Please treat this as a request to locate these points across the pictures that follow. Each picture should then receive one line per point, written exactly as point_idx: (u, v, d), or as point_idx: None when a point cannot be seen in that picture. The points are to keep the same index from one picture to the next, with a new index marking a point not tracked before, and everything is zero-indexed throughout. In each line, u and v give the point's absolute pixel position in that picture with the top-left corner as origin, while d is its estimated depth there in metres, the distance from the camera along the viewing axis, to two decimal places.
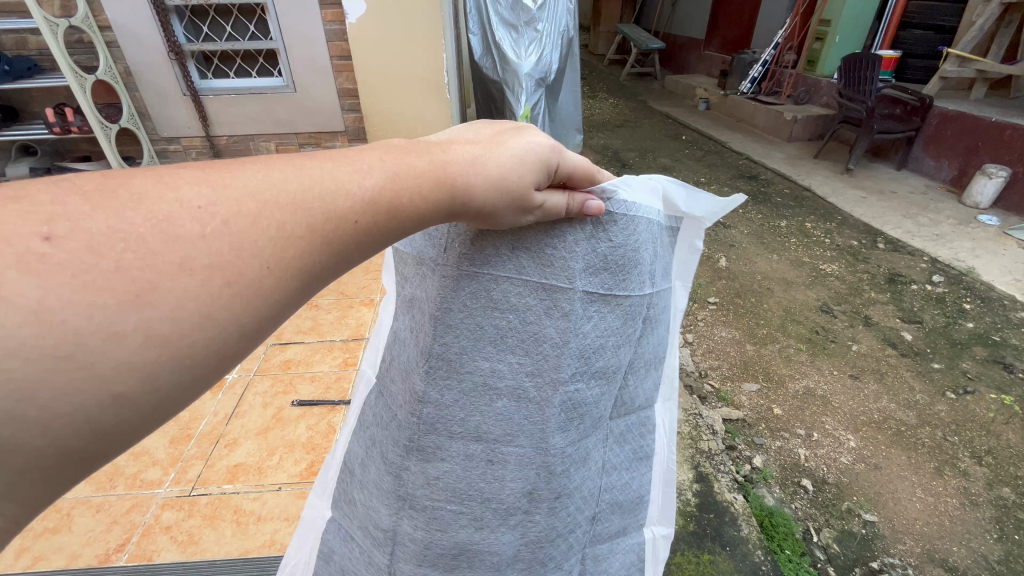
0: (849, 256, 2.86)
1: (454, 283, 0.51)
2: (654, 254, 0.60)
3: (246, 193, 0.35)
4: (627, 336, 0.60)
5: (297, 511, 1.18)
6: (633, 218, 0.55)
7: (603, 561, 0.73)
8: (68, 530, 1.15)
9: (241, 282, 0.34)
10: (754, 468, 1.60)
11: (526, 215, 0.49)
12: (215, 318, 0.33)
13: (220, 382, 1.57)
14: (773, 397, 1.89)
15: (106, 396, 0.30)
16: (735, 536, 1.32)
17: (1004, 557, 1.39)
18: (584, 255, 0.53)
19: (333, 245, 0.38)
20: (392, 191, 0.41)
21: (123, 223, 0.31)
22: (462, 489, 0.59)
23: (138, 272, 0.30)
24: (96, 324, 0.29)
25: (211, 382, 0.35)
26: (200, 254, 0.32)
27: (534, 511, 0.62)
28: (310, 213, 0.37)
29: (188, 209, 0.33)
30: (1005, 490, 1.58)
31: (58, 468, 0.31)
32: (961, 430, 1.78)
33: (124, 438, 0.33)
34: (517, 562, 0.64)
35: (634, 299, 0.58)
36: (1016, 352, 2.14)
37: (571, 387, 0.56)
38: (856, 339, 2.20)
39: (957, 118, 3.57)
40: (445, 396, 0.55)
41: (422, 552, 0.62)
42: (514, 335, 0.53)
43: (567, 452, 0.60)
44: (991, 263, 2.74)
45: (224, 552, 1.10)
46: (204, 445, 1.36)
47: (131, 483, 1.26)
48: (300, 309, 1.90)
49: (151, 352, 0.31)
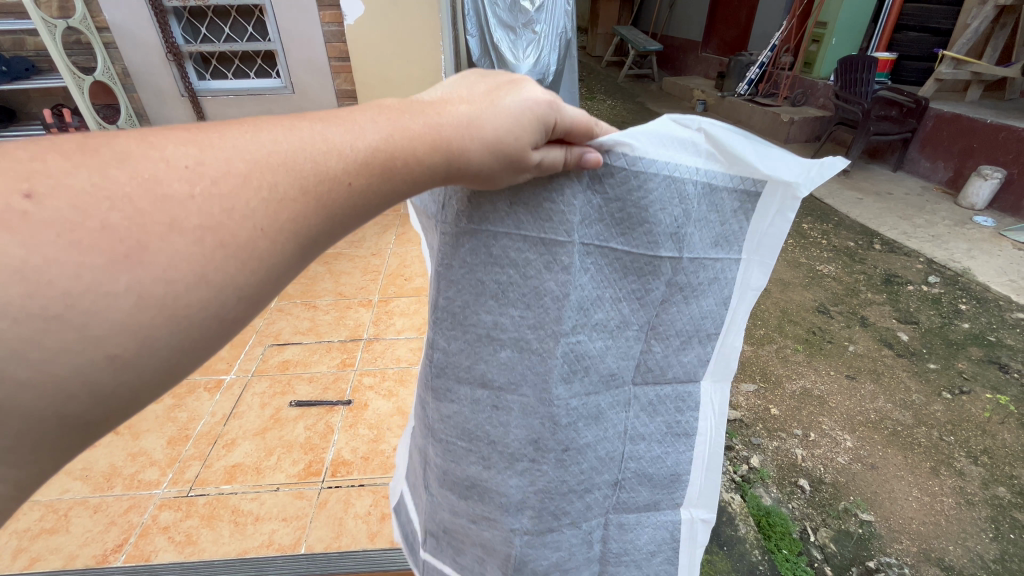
0: (846, 257, 2.88)
1: (454, 239, 0.53)
2: (684, 215, 0.51)
3: (234, 154, 0.34)
4: (636, 294, 0.54)
5: (295, 512, 1.18)
6: (643, 172, 0.48)
7: (630, 531, 0.68)
8: (66, 530, 1.15)
9: (234, 243, 0.33)
10: (751, 468, 1.60)
11: (522, 173, 0.46)
12: (210, 279, 0.33)
13: (219, 382, 1.57)
14: (770, 397, 1.90)
15: (102, 357, 0.31)
16: (733, 536, 1.38)
17: (999, 556, 1.40)
18: (581, 208, 0.49)
19: (328, 207, 0.38)
20: (386, 153, 0.40)
21: (107, 181, 0.31)
22: (470, 429, 0.61)
23: (126, 231, 0.30)
24: (85, 284, 0.29)
25: (211, 347, 0.35)
26: (190, 214, 0.32)
27: (541, 460, 0.61)
28: (302, 175, 0.36)
29: (174, 169, 0.32)
30: (1000, 490, 1.59)
31: (60, 430, 0.32)
32: (957, 430, 1.79)
33: (129, 401, 0.34)
34: (526, 508, 0.63)
35: (638, 255, 0.52)
36: (1012, 352, 2.15)
37: (572, 339, 0.54)
38: (853, 340, 2.21)
39: (953, 120, 3.59)
40: (454, 344, 0.57)
41: (443, 476, 0.66)
42: (515, 288, 0.52)
43: (572, 405, 0.58)
44: (986, 264, 2.76)
45: (222, 552, 1.10)
46: (201, 445, 1.36)
47: (129, 483, 1.26)
48: (299, 310, 1.90)
49: (144, 313, 0.31)
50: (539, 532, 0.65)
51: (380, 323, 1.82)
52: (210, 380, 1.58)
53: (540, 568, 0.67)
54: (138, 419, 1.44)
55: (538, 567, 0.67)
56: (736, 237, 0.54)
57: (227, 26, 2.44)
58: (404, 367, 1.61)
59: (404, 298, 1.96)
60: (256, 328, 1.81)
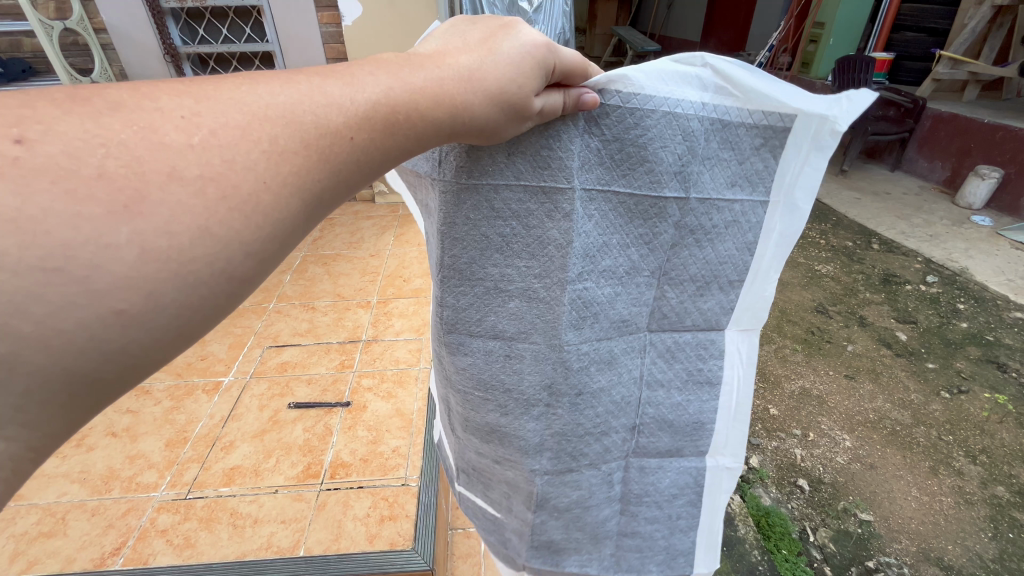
0: (845, 257, 2.88)
1: (453, 195, 0.50)
2: (688, 152, 0.49)
3: (232, 105, 0.32)
4: (645, 239, 0.53)
5: (295, 514, 1.18)
6: (640, 110, 0.47)
7: (651, 474, 0.69)
8: (63, 535, 1.14)
9: (238, 196, 0.31)
10: (750, 468, 1.61)
11: (525, 122, 0.45)
12: (215, 233, 0.30)
13: (217, 384, 1.57)
14: (768, 397, 1.90)
15: (107, 313, 0.28)
16: (733, 536, 1.39)
17: (998, 556, 1.40)
18: (580, 153, 0.48)
19: (331, 162, 0.35)
20: (387, 107, 0.38)
21: (100, 128, 0.28)
22: (486, 379, 0.60)
23: (124, 180, 0.28)
24: (85, 235, 0.27)
25: (224, 307, 0.32)
26: (191, 164, 0.29)
27: (556, 405, 0.61)
28: (303, 127, 0.34)
29: (169, 119, 0.30)
30: (999, 489, 1.59)
31: (69, 391, 0.29)
32: (955, 429, 1.79)
33: (139, 363, 0.31)
34: (546, 451, 0.64)
35: (642, 197, 0.50)
36: (1010, 351, 2.15)
37: (579, 286, 0.54)
38: (851, 340, 2.21)
39: (950, 120, 3.60)
40: (462, 300, 0.56)
41: (464, 422, 0.66)
42: (519, 240, 0.52)
43: (584, 350, 0.58)
44: (985, 263, 2.76)
45: (220, 555, 1.09)
46: (200, 448, 1.35)
47: (126, 486, 1.25)
48: (298, 312, 1.90)
49: (149, 267, 0.28)
50: (559, 472, 0.66)
51: (379, 324, 1.82)
52: (209, 382, 1.57)
53: (563, 504, 0.69)
54: (136, 421, 1.44)
55: (560, 504, 0.68)
56: (759, 176, 0.51)
57: (225, 27, 2.44)
58: (403, 368, 1.62)
59: (404, 299, 1.96)
60: (255, 329, 1.80)
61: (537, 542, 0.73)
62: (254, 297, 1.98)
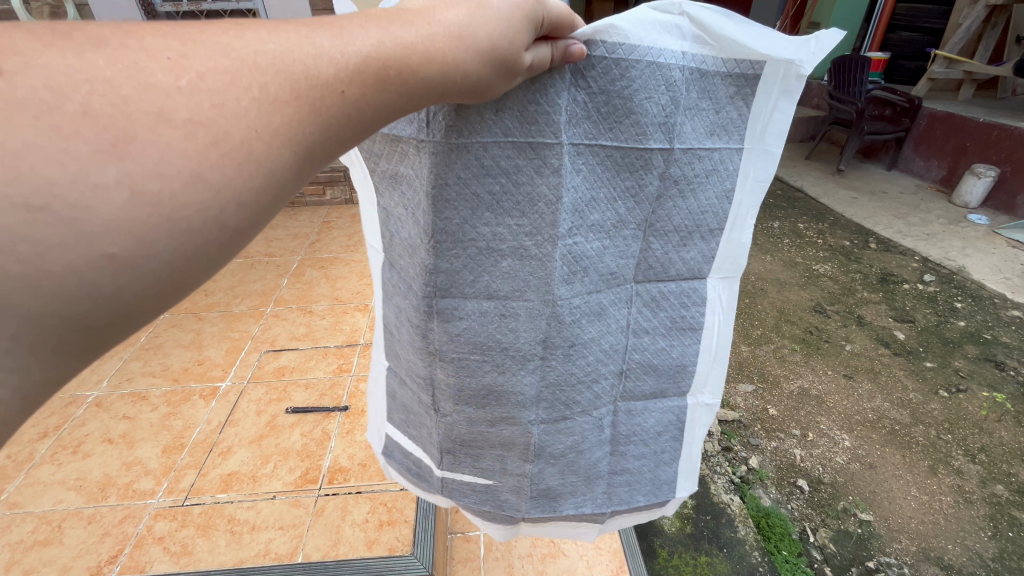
0: (841, 256, 2.88)
1: (443, 155, 0.48)
2: (670, 102, 0.51)
3: (221, 50, 0.29)
4: (631, 192, 0.55)
5: (292, 520, 1.17)
6: (624, 60, 0.47)
7: (637, 416, 0.73)
8: (59, 543, 1.14)
9: (229, 142, 0.28)
10: (750, 468, 1.60)
11: (515, 79, 0.43)
12: (207, 179, 0.28)
13: (215, 389, 1.56)
14: (767, 397, 1.89)
15: (98, 256, 0.26)
16: (732, 537, 1.38)
17: (998, 555, 1.40)
18: (567, 107, 0.48)
19: (323, 117, 0.32)
20: (378, 60, 0.34)
21: (83, 63, 0.26)
22: (482, 341, 0.60)
23: (110, 117, 0.26)
24: (71, 174, 0.25)
25: (219, 259, 0.31)
26: (180, 106, 0.27)
27: (550, 357, 0.62)
28: (292, 77, 0.31)
29: (155, 59, 0.27)
30: (998, 488, 1.59)
31: (59, 334, 0.28)
32: (954, 428, 1.79)
33: (132, 312, 0.29)
34: (541, 401, 0.66)
35: (628, 150, 0.52)
36: (1008, 350, 2.16)
37: (569, 241, 0.55)
38: (850, 339, 2.22)
39: (946, 119, 3.61)
40: (455, 264, 0.54)
41: (458, 393, 0.65)
42: (508, 197, 0.51)
43: (575, 304, 0.59)
44: (982, 262, 2.77)
45: (218, 562, 1.09)
46: (197, 453, 1.35)
47: (123, 493, 1.25)
48: (295, 315, 1.89)
49: (138, 210, 0.26)
50: (553, 421, 0.68)
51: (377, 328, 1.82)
52: (206, 387, 1.57)
53: (557, 451, 0.71)
54: (132, 427, 1.43)
55: (555, 451, 0.71)
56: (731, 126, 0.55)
57: None
58: None
59: None
60: (253, 334, 1.80)
61: (535, 491, 0.75)
62: (251, 301, 1.97)
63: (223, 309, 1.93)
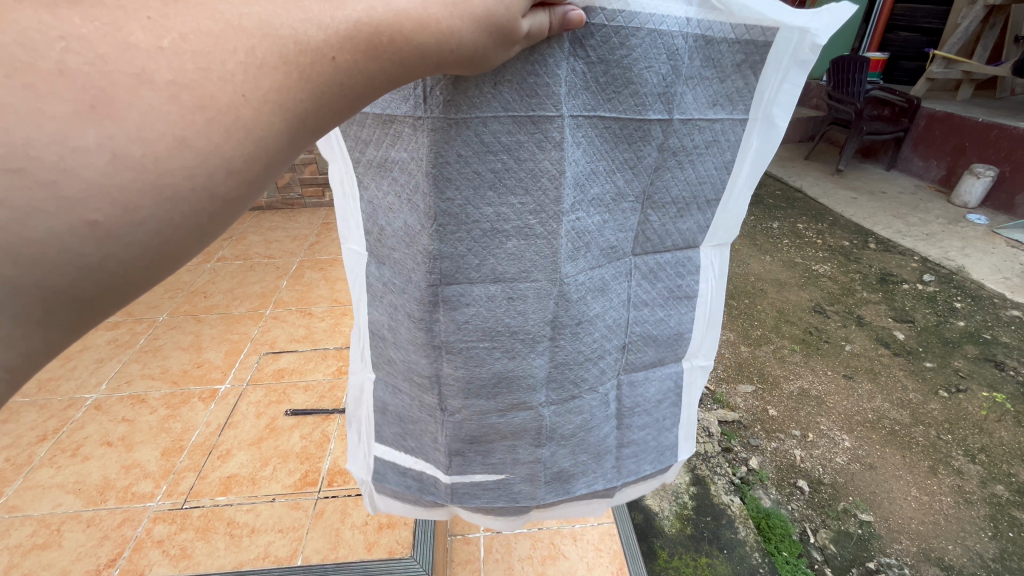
0: (841, 256, 2.88)
1: (442, 132, 0.47)
2: (671, 72, 0.52)
3: (203, 11, 0.28)
4: (629, 163, 0.57)
5: (291, 523, 1.17)
6: (624, 28, 0.47)
7: (639, 386, 0.78)
8: (58, 546, 1.13)
9: (215, 107, 0.28)
10: (750, 469, 1.60)
11: (513, 47, 0.42)
12: (193, 144, 0.28)
13: (214, 392, 1.56)
14: (767, 398, 1.89)
15: (80, 223, 0.26)
16: (733, 538, 1.36)
17: (999, 555, 1.40)
18: (566, 78, 0.48)
19: (313, 84, 0.32)
20: (370, 26, 0.34)
21: (57, 21, 0.25)
22: (491, 327, 0.60)
23: (89, 78, 0.25)
24: (50, 136, 0.25)
25: (207, 229, 0.30)
26: (162, 67, 0.27)
27: (559, 337, 0.63)
28: (280, 41, 0.30)
29: (134, 19, 0.26)
30: (999, 488, 1.59)
31: (44, 305, 0.28)
32: (954, 428, 1.79)
33: (119, 282, 0.29)
34: (551, 382, 0.67)
35: (627, 121, 0.53)
36: (1008, 350, 2.16)
37: (573, 216, 0.56)
38: (849, 339, 2.22)
39: (945, 118, 3.61)
40: (459, 249, 0.54)
41: (466, 387, 0.65)
42: (512, 174, 0.51)
43: (579, 281, 0.61)
44: (981, 262, 2.77)
45: (217, 565, 1.09)
46: (196, 456, 1.34)
47: (122, 496, 1.24)
48: (295, 317, 1.89)
49: (122, 175, 0.26)
50: (563, 402, 0.70)
51: None
52: (205, 389, 1.56)
53: (567, 432, 0.73)
54: (132, 430, 1.43)
55: (565, 432, 0.73)
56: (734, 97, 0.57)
57: None
58: None
59: None
60: (252, 336, 1.79)
61: (549, 475, 0.77)
62: (250, 303, 1.97)
63: (223, 310, 1.93)
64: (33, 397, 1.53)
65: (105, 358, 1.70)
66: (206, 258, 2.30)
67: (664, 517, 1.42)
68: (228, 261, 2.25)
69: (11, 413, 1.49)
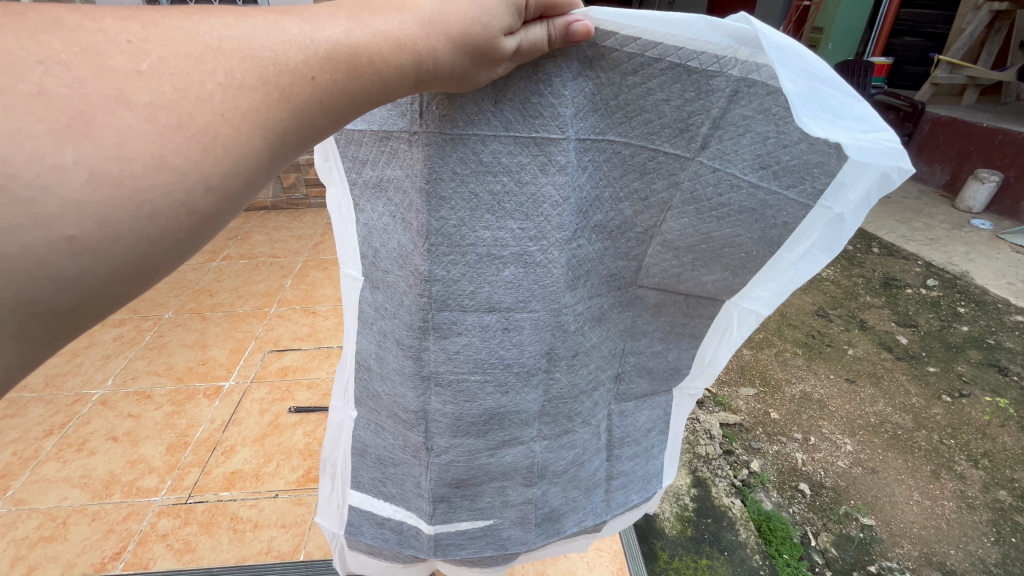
0: (844, 260, 2.88)
1: (437, 148, 0.48)
2: (701, 111, 0.51)
3: (183, 36, 0.30)
4: (640, 194, 0.57)
5: (294, 518, 1.18)
6: (639, 55, 0.48)
7: (630, 416, 0.79)
8: (64, 539, 1.15)
9: (194, 126, 0.29)
10: (752, 472, 1.59)
11: (498, 66, 0.43)
12: (172, 162, 0.29)
13: (218, 389, 1.57)
14: (769, 400, 1.89)
15: (58, 239, 0.27)
16: (733, 541, 1.33)
17: (1002, 560, 1.40)
18: (573, 98, 0.48)
19: (294, 104, 0.34)
20: (348, 48, 0.35)
21: (37, 46, 0.27)
22: (483, 359, 0.61)
23: (68, 100, 0.27)
24: (26, 154, 0.26)
25: (185, 248, 0.31)
26: (140, 90, 0.28)
27: (554, 369, 0.65)
28: (261, 63, 0.32)
29: (113, 43, 0.28)
30: (1001, 493, 1.59)
31: (22, 319, 0.28)
32: (957, 433, 1.79)
33: (97, 296, 0.30)
34: (544, 416, 0.69)
35: (636, 147, 0.53)
36: (1011, 355, 2.15)
37: (574, 245, 0.57)
38: (852, 343, 2.21)
39: (949, 124, 3.61)
40: (452, 272, 0.54)
41: (455, 424, 0.65)
42: (511, 198, 0.51)
43: (579, 310, 0.62)
44: (986, 267, 2.76)
45: (221, 560, 1.10)
46: (201, 451, 1.36)
47: (127, 491, 1.25)
48: (299, 317, 1.90)
49: (100, 193, 0.27)
50: (555, 437, 0.72)
51: None
52: (210, 386, 1.58)
53: (558, 468, 0.75)
54: (137, 425, 1.44)
55: (557, 468, 0.75)
56: (781, 171, 0.53)
57: None
58: None
59: None
60: (256, 334, 1.81)
61: (539, 516, 0.79)
62: (255, 302, 1.98)
63: (227, 309, 1.95)
64: (39, 392, 1.55)
65: (111, 354, 1.72)
66: (211, 257, 2.31)
67: (664, 518, 1.38)
68: (232, 259, 2.27)
69: (18, 407, 1.50)
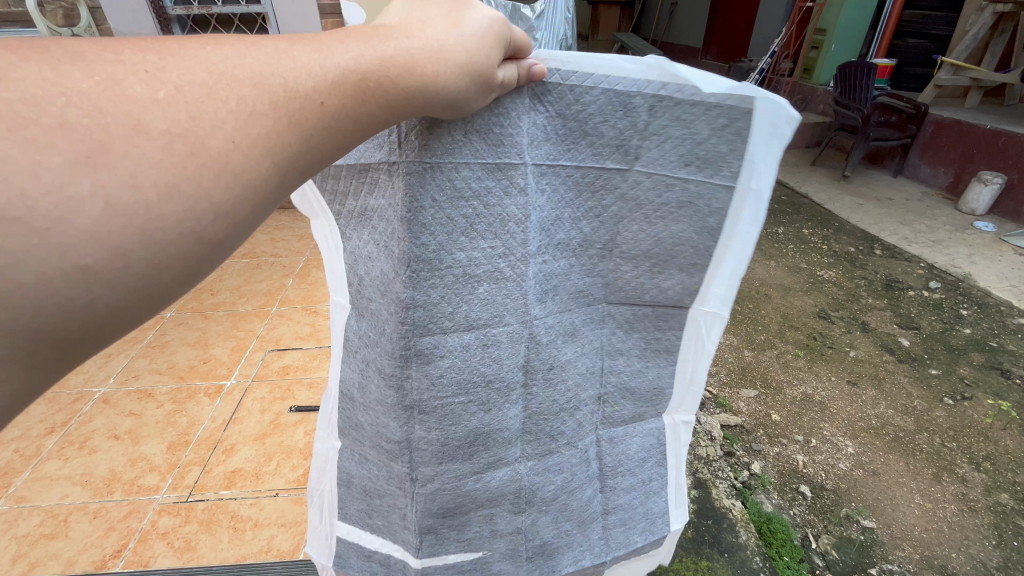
0: (846, 262, 2.87)
1: (417, 176, 0.48)
2: (629, 127, 0.53)
3: (198, 64, 0.30)
4: (594, 212, 0.58)
5: (294, 518, 1.18)
6: (578, 87, 0.50)
7: (619, 443, 0.76)
8: (65, 536, 1.15)
9: (207, 154, 0.29)
10: (752, 474, 1.58)
11: (491, 92, 0.45)
12: (184, 190, 0.29)
13: (219, 388, 1.57)
14: (770, 402, 1.89)
15: (71, 268, 0.27)
16: (733, 542, 1.32)
17: (1002, 564, 1.39)
18: (529, 131, 0.50)
19: (303, 129, 0.34)
20: (357, 73, 0.36)
21: (59, 76, 0.27)
22: (466, 379, 0.61)
23: (87, 128, 0.27)
24: (45, 185, 0.26)
25: (193, 276, 0.31)
26: (157, 117, 0.28)
27: (531, 384, 0.65)
28: (271, 90, 0.32)
29: (132, 72, 0.28)
30: (1003, 496, 1.58)
31: (31, 348, 0.28)
32: (959, 436, 1.78)
33: (105, 322, 0.30)
34: (525, 435, 0.69)
35: (587, 169, 0.55)
36: (1014, 358, 2.14)
37: (539, 259, 0.57)
38: (854, 345, 2.20)
39: (952, 126, 3.60)
40: (433, 295, 0.55)
41: (440, 450, 0.66)
42: (482, 220, 0.52)
43: (550, 324, 0.62)
44: (989, 270, 2.75)
45: (221, 558, 1.10)
46: (201, 450, 1.36)
47: (129, 488, 1.26)
48: (301, 316, 1.90)
49: (113, 222, 0.27)
50: (540, 457, 0.71)
51: None
52: (211, 385, 1.58)
53: (547, 494, 0.74)
54: (138, 424, 1.44)
55: (546, 495, 0.74)
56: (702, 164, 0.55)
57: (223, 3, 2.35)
58: None
59: None
60: (257, 334, 1.81)
61: (531, 549, 0.77)
62: (256, 301, 1.99)
63: (229, 309, 1.95)
64: None
65: (112, 353, 1.72)
66: None
67: None
68: (233, 260, 2.27)
69: None
